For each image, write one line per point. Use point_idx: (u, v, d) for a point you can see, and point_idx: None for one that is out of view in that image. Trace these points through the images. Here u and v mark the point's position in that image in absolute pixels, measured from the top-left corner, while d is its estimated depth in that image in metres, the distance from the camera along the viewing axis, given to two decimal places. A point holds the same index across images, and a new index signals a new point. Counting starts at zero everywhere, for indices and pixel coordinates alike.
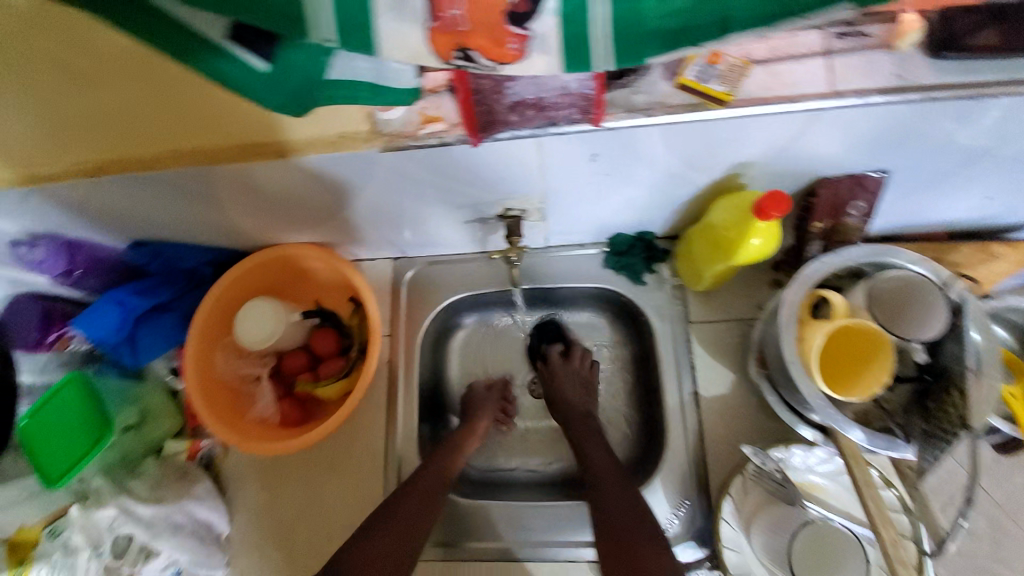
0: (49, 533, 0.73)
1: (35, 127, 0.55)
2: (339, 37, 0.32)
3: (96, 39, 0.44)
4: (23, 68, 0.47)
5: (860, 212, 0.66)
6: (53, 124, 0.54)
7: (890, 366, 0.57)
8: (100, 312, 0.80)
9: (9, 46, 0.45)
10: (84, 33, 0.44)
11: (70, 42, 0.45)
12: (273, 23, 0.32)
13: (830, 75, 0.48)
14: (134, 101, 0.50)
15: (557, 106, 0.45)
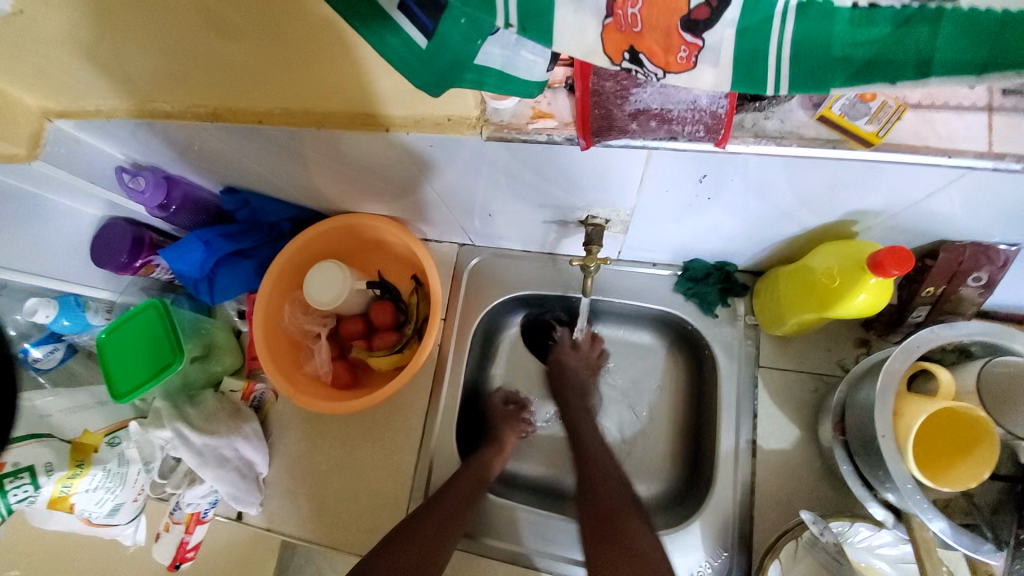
0: (108, 442, 0.80)
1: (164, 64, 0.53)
2: (520, 22, 0.30)
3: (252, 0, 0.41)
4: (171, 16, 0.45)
5: (979, 284, 0.59)
6: (183, 65, 0.53)
7: (991, 462, 0.51)
8: (187, 248, 0.84)
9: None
10: None
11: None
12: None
13: (991, 132, 0.41)
14: (272, 61, 0.49)
15: (684, 120, 0.42)
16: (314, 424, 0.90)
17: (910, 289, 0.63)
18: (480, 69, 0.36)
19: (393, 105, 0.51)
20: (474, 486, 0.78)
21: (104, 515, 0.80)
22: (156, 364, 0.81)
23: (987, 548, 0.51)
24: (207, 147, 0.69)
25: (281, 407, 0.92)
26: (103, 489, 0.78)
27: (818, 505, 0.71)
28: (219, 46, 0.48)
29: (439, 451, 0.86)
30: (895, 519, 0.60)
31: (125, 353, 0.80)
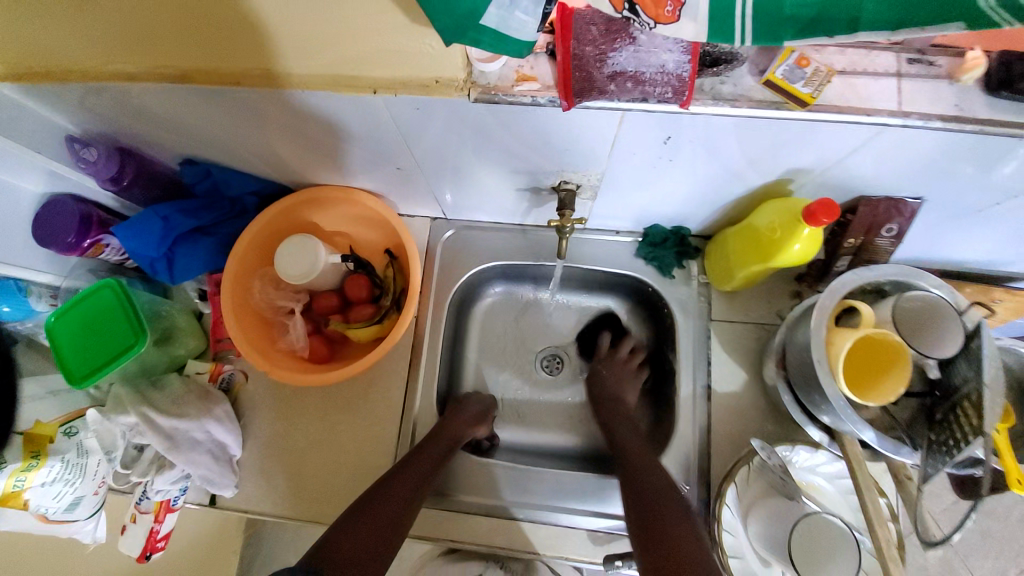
0: (65, 432, 0.76)
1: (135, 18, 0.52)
2: None
3: None
4: None
5: (891, 234, 0.70)
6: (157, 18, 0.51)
7: (905, 377, 0.61)
8: (143, 224, 0.80)
9: None
10: None
11: None
12: None
13: (899, 96, 0.50)
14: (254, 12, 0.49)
15: (654, 83, 0.48)
16: (290, 403, 0.89)
17: (836, 242, 0.74)
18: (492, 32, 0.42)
19: (382, 66, 0.53)
20: (446, 447, 0.81)
21: (63, 511, 0.76)
22: (118, 344, 0.77)
23: (905, 450, 0.62)
24: (170, 113, 0.66)
25: (251, 387, 0.90)
26: (62, 482, 0.74)
27: (763, 437, 0.82)
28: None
29: (421, 419, 0.88)
30: (829, 438, 0.71)
31: (83, 338, 0.76)
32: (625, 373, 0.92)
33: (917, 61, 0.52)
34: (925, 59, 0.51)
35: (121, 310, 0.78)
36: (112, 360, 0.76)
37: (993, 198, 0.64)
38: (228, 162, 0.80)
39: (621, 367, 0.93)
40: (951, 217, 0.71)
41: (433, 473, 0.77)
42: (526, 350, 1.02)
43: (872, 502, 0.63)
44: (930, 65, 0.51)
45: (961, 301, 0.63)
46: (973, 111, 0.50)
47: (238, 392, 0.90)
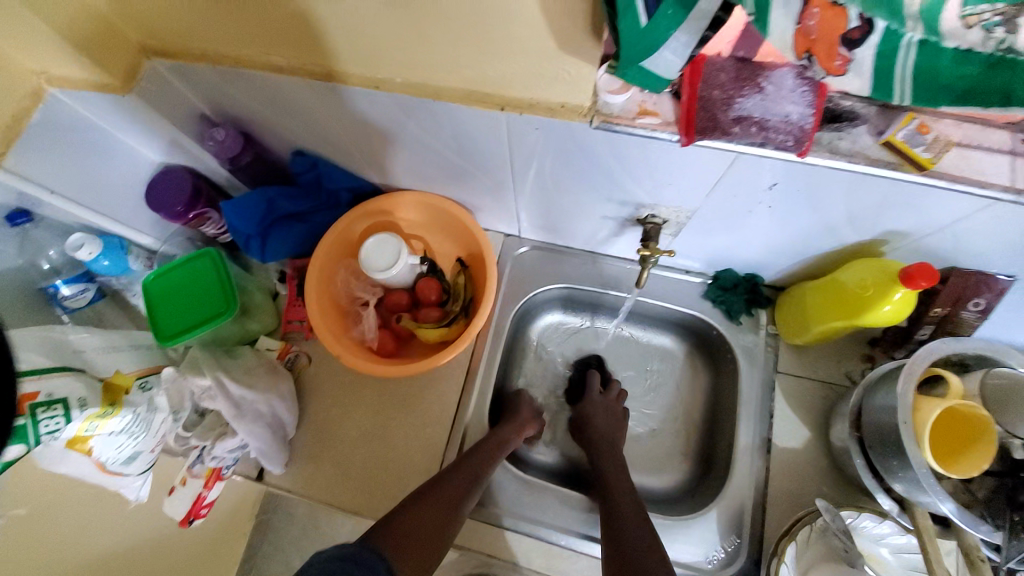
0: (140, 386, 0.81)
1: None
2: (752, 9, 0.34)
3: None
4: None
5: (978, 308, 0.69)
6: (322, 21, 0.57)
7: (992, 453, 0.59)
8: (249, 203, 0.87)
9: None
10: None
11: None
12: None
13: (1017, 171, 0.51)
14: None
15: (776, 130, 0.51)
16: (347, 391, 0.91)
17: (920, 310, 0.73)
18: (644, 72, 0.46)
19: (514, 87, 0.57)
20: (491, 451, 0.82)
21: (120, 463, 0.77)
22: (204, 309, 0.82)
23: (984, 527, 0.59)
24: (302, 107, 0.72)
25: (314, 369, 0.93)
26: (127, 434, 0.76)
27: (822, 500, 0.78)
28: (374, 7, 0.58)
29: (472, 426, 0.88)
30: (899, 509, 0.67)
31: (174, 300, 0.82)
32: (611, 412, 0.90)
33: None
34: None
35: (215, 279, 0.84)
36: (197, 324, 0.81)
37: None
38: (335, 157, 0.86)
39: (607, 407, 0.91)
40: None
41: (483, 476, 0.78)
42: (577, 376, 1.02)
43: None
44: None
45: None
46: None
47: (300, 373, 0.93)
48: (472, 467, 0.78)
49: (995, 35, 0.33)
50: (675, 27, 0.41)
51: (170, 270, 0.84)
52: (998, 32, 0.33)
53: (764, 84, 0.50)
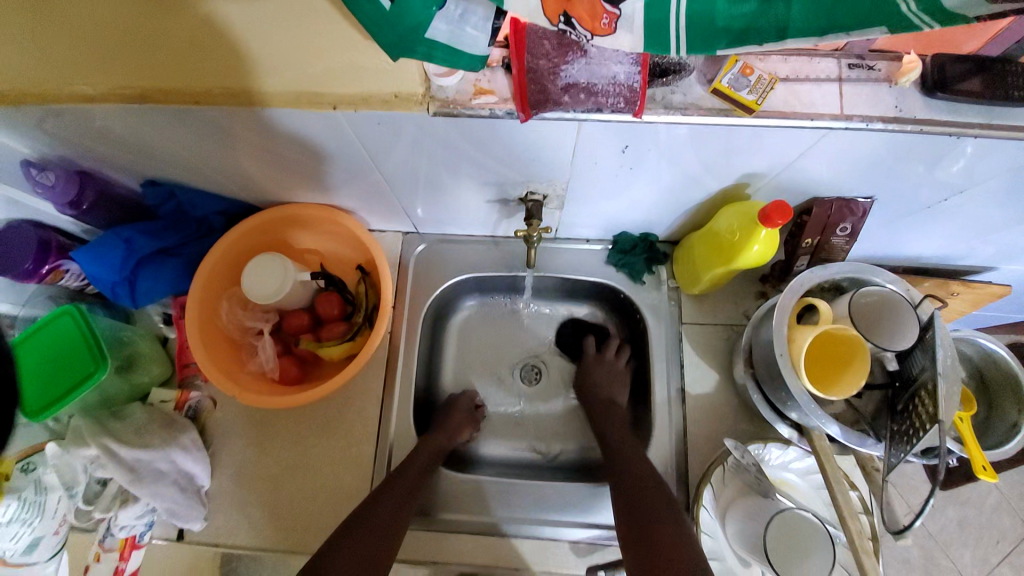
0: (22, 468, 0.72)
1: None
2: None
3: None
4: None
5: (846, 233, 0.73)
6: None
7: (864, 371, 0.63)
8: (103, 248, 0.78)
9: None
10: None
11: None
12: None
13: (842, 99, 0.53)
14: None
15: (606, 93, 0.50)
16: (259, 426, 0.86)
17: (794, 243, 0.77)
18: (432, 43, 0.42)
19: (344, 83, 0.54)
20: (425, 468, 0.79)
21: (21, 553, 0.71)
22: (78, 370, 0.74)
23: (871, 442, 0.64)
24: (128, 133, 0.65)
25: (220, 414, 0.87)
26: (18, 522, 0.70)
27: (737, 436, 0.82)
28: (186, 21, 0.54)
29: (399, 436, 0.86)
30: (799, 434, 0.72)
31: (41, 370, 0.74)
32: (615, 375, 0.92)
33: (858, 66, 0.54)
34: (865, 64, 0.54)
35: (79, 335, 0.75)
36: (72, 389, 0.73)
37: (937, 193, 0.68)
38: (193, 182, 0.78)
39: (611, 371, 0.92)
40: (899, 214, 0.75)
41: (414, 498, 0.76)
42: (503, 361, 1.01)
43: (843, 496, 0.64)
44: (870, 69, 0.54)
45: (915, 294, 0.66)
46: (911, 112, 0.53)
47: (206, 420, 0.87)
48: (402, 488, 0.75)
49: None
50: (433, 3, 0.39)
51: (42, 329, 0.75)
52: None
53: (586, 48, 0.48)
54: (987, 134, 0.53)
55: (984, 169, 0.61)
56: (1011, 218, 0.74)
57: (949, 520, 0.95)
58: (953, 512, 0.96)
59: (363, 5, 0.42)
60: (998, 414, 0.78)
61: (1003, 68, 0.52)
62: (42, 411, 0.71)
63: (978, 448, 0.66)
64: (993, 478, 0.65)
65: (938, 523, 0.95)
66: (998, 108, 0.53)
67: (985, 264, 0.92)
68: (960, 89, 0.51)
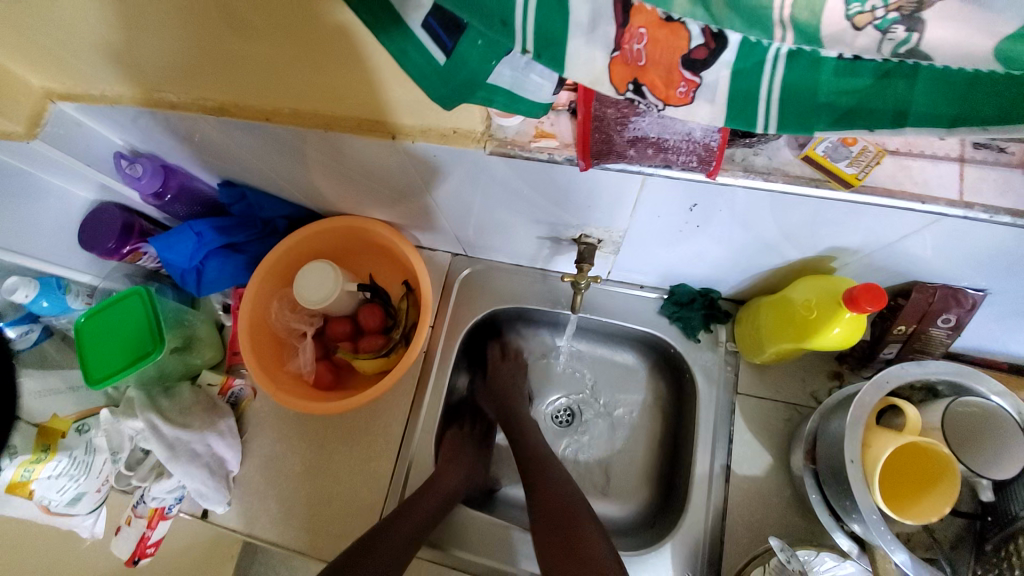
0: (77, 428, 0.80)
1: (174, 54, 0.54)
2: (535, 48, 0.28)
3: (299, 25, 0.45)
4: (194, 17, 0.48)
5: (948, 325, 0.62)
6: (194, 57, 0.54)
7: (952, 496, 0.53)
8: (178, 237, 0.84)
9: None
10: (292, 21, 0.45)
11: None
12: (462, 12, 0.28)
13: (961, 183, 0.45)
14: (277, 58, 0.51)
15: (678, 150, 0.45)
16: (291, 425, 0.89)
17: (883, 326, 0.67)
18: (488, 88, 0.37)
19: (404, 114, 0.54)
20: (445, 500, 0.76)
21: (64, 505, 0.77)
22: (139, 349, 0.81)
23: None
24: (211, 139, 0.69)
25: (258, 405, 0.91)
26: (67, 477, 0.76)
27: (784, 531, 0.73)
28: (235, 52, 0.52)
29: (418, 458, 0.85)
30: (859, 549, 0.62)
31: (101, 345, 0.79)
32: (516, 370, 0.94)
33: (983, 147, 0.46)
34: (992, 145, 0.46)
35: (143, 316, 0.82)
36: (135, 365, 0.80)
37: None
38: (263, 186, 0.83)
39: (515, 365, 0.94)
40: (1022, 313, 0.63)
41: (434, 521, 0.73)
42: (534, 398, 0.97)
43: None
44: (1000, 152, 0.46)
45: None
46: None
47: (244, 408, 0.90)
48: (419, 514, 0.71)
49: (893, 35, 0.24)
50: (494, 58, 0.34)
51: (110, 305, 0.81)
52: (896, 32, 0.24)
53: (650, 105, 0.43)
54: None
55: None
56: None
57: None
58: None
59: (413, 54, 0.35)
60: None
61: None
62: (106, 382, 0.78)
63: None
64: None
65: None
66: None
67: None
68: None
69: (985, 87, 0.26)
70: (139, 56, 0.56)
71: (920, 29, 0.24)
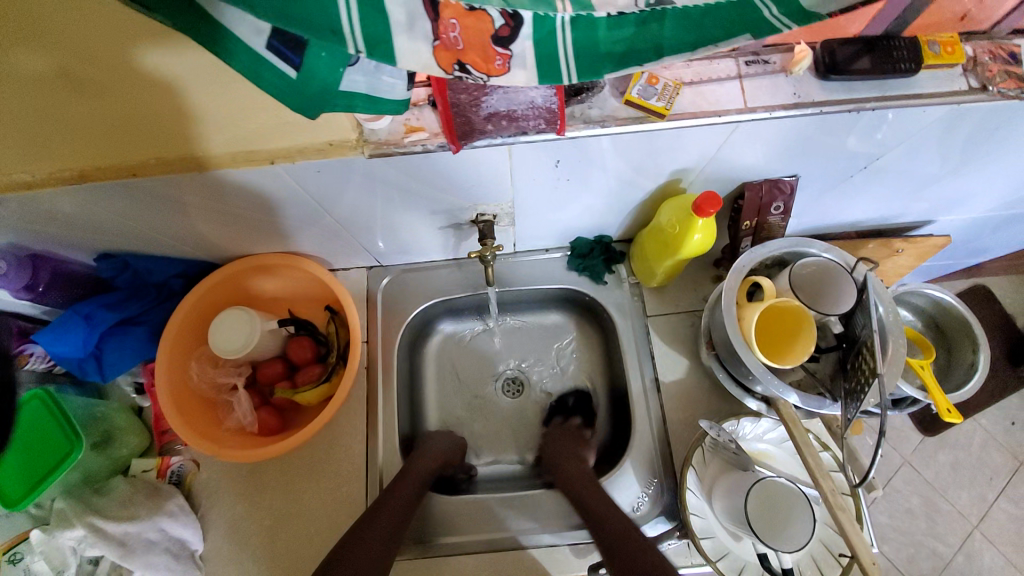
0: (10, 559, 0.73)
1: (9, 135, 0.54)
2: (364, 49, 0.33)
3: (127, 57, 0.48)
4: (29, 85, 0.50)
5: (780, 211, 0.77)
6: (27, 132, 0.54)
7: (813, 337, 0.68)
8: (63, 327, 0.77)
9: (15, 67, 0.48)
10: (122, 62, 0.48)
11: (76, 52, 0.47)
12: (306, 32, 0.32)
13: (744, 94, 0.58)
14: (122, 112, 0.53)
15: (527, 117, 0.54)
16: (247, 481, 0.85)
17: (735, 225, 0.81)
18: (347, 95, 0.42)
19: (280, 140, 0.57)
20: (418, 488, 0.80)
21: None
22: (56, 456, 0.74)
23: (829, 403, 0.68)
24: (77, 213, 0.65)
25: (205, 474, 0.85)
26: None
27: (715, 416, 0.86)
28: (72, 102, 0.52)
29: (387, 465, 0.86)
30: (766, 406, 0.77)
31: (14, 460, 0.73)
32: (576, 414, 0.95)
33: (753, 63, 0.60)
34: (760, 60, 0.60)
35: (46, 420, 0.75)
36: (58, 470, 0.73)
37: (856, 163, 0.74)
38: (145, 250, 0.79)
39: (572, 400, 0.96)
40: (830, 185, 0.81)
41: (408, 520, 0.76)
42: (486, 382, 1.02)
43: (813, 457, 0.67)
44: (766, 64, 0.60)
45: (848, 258, 0.71)
46: (809, 96, 0.59)
47: (190, 484, 0.84)
48: (389, 519, 0.74)
49: None
50: (341, 64, 0.39)
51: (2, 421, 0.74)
52: None
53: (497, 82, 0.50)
54: (884, 104, 0.60)
55: (888, 136, 0.67)
56: (934, 173, 0.81)
57: (941, 465, 1.16)
58: (944, 457, 1.17)
59: (266, 75, 0.38)
60: (958, 357, 0.93)
61: (886, 46, 0.59)
62: (33, 493, 0.72)
63: (941, 393, 0.79)
64: (957, 417, 0.78)
65: (933, 470, 1.15)
66: (884, 82, 0.60)
67: (922, 219, 1.00)
68: (853, 69, 0.58)
69: (703, 21, 0.37)
70: None
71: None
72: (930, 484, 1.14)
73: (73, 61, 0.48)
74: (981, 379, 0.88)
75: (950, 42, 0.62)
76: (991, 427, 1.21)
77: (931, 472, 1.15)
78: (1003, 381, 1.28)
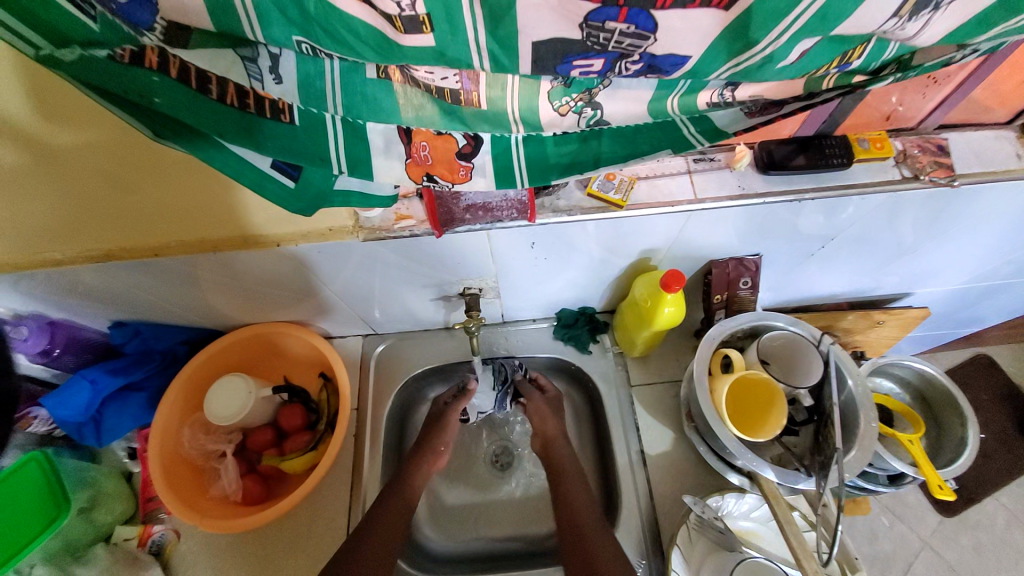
0: None
1: (50, 220, 0.62)
2: (349, 169, 0.43)
3: (172, 162, 0.57)
4: (81, 182, 0.58)
5: (748, 286, 0.82)
6: (67, 218, 0.62)
7: (784, 411, 0.70)
8: (69, 390, 0.81)
9: (72, 167, 0.57)
10: (165, 165, 0.57)
11: (128, 156, 0.56)
12: (299, 157, 0.41)
13: (694, 187, 0.66)
14: (154, 204, 0.62)
15: (501, 208, 0.62)
16: (226, 554, 0.84)
17: (708, 300, 0.85)
18: (342, 194, 0.51)
19: (287, 225, 0.65)
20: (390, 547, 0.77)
21: None
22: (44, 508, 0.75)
23: (802, 477, 0.68)
24: (96, 285, 0.72)
25: (185, 545, 0.84)
26: None
27: (702, 490, 0.85)
28: (116, 196, 0.60)
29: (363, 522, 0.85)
30: (749, 481, 0.77)
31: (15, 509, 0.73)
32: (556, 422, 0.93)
33: (701, 160, 0.68)
34: (706, 158, 0.68)
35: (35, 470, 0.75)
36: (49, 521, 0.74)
37: (816, 241, 0.80)
38: (157, 318, 0.85)
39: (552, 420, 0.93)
40: (797, 261, 0.87)
41: None
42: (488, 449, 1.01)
43: (796, 537, 0.65)
44: (712, 161, 0.68)
45: (813, 331, 0.75)
46: (753, 187, 0.67)
47: (169, 554, 0.84)
48: None
49: (585, 114, 0.41)
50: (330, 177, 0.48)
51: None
52: (585, 113, 0.41)
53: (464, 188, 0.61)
54: (824, 194, 0.67)
55: (835, 222, 0.74)
56: (899, 248, 0.86)
57: (963, 547, 1.10)
58: (964, 537, 1.11)
59: (270, 187, 0.46)
60: (949, 431, 0.92)
61: (819, 145, 0.68)
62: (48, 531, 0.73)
63: (930, 469, 0.76)
64: (952, 494, 0.75)
65: (953, 553, 1.08)
66: (822, 174, 0.67)
67: (900, 291, 1.03)
68: (788, 166, 0.66)
69: (635, 136, 0.46)
70: (15, 225, 0.62)
71: (599, 110, 0.42)
72: (953, 567, 1.07)
73: (124, 162, 0.57)
74: (971, 455, 0.86)
75: (879, 139, 0.70)
76: (1013, 506, 1.17)
77: (948, 551, 1.08)
78: (1017, 456, 1.25)
